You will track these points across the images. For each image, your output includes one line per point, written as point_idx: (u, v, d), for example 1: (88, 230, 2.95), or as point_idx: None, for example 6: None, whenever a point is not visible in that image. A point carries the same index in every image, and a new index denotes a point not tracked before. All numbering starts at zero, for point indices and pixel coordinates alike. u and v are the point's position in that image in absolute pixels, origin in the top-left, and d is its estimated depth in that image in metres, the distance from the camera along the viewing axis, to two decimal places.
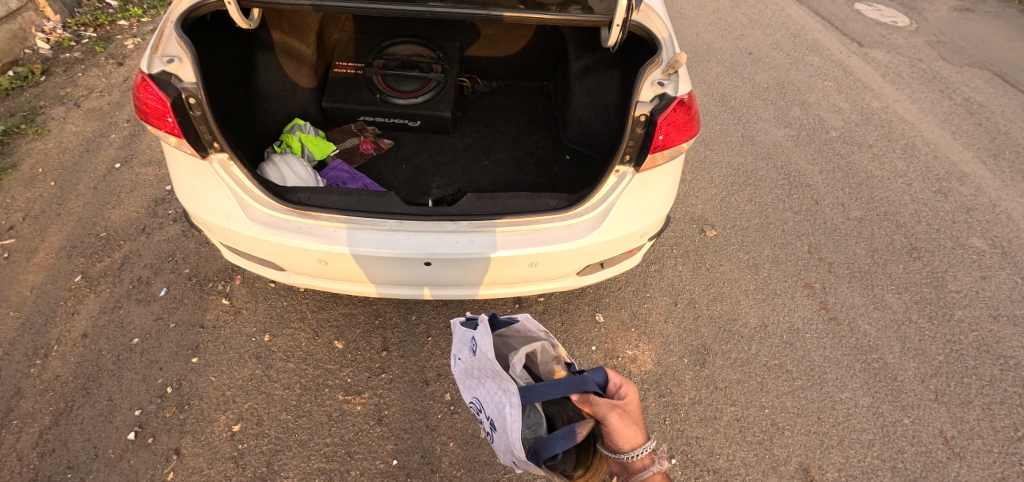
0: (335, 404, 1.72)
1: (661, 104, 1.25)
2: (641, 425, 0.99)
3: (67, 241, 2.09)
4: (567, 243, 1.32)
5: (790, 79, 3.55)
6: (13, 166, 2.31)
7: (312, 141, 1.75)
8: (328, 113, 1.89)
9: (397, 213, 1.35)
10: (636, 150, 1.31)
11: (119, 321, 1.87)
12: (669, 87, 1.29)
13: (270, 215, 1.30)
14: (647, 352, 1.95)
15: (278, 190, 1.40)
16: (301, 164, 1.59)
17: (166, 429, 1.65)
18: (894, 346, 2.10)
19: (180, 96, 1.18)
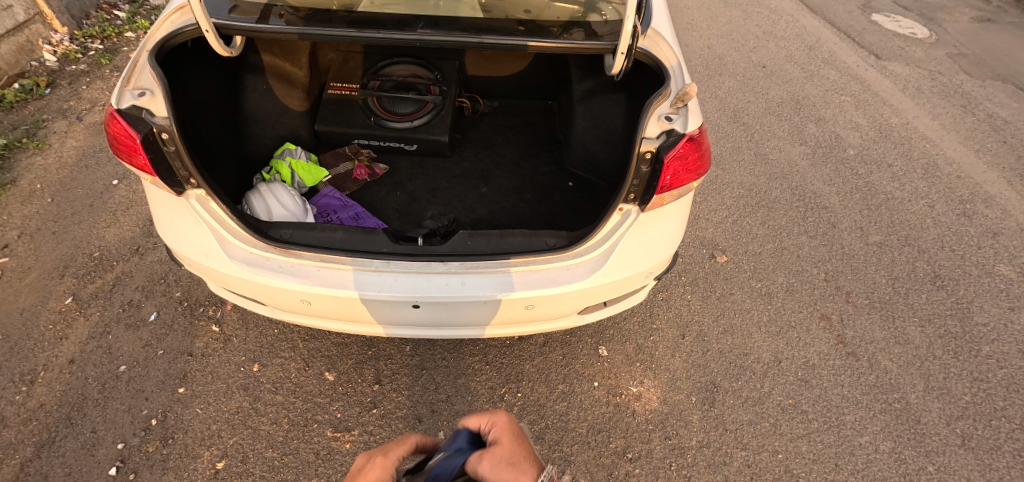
0: (323, 441, 1.63)
1: (669, 142, 1.17)
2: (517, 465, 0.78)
3: (60, 260, 1.97)
4: (564, 286, 1.25)
5: (805, 94, 3.42)
6: (13, 181, 2.21)
7: (303, 167, 1.69)
8: (322, 137, 1.83)
9: (385, 252, 1.28)
10: (641, 188, 1.23)
11: (106, 347, 1.76)
12: (677, 122, 1.21)
13: (251, 254, 1.23)
14: (652, 389, 1.85)
15: (262, 225, 1.34)
16: (289, 191, 1.54)
17: (148, 465, 1.54)
18: (916, 385, 1.98)
19: (152, 132, 1.12)
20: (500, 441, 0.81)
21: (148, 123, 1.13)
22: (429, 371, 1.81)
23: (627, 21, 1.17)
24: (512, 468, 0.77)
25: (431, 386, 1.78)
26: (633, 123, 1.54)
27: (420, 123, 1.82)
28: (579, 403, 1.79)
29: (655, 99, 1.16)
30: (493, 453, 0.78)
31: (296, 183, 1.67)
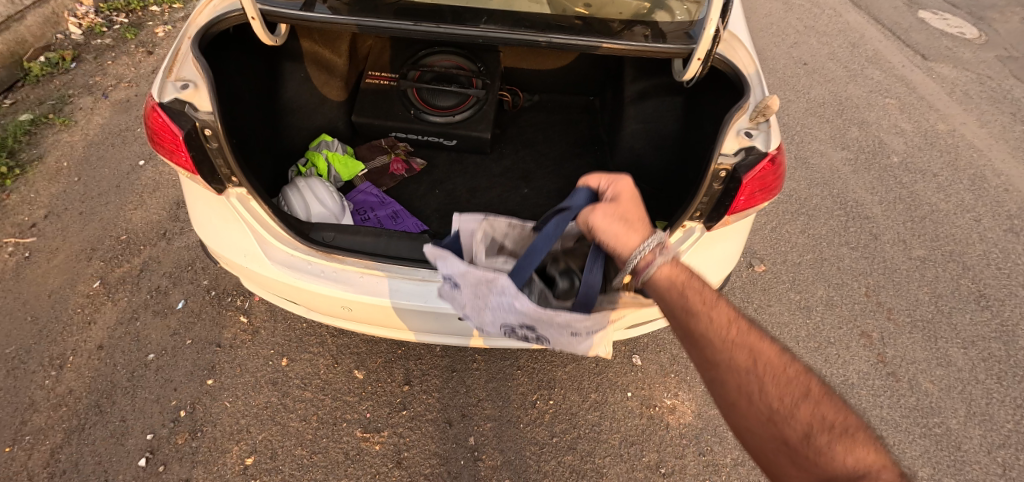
0: (352, 441, 1.60)
1: (748, 160, 1.09)
2: (628, 221, 0.91)
3: (87, 242, 1.94)
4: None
5: (849, 95, 3.28)
6: (39, 158, 2.17)
7: (339, 160, 1.63)
8: (358, 128, 1.77)
9: (432, 260, 1.22)
10: (709, 206, 1.16)
11: (135, 335, 1.74)
12: (757, 139, 1.14)
13: (291, 256, 1.18)
14: (687, 403, 1.80)
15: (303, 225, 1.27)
16: (326, 186, 1.47)
17: (178, 457, 1.55)
18: (957, 410, 1.92)
19: (195, 128, 1.03)
20: (619, 199, 0.94)
21: (191, 118, 1.04)
22: (459, 373, 1.77)
23: (712, 23, 1.13)
24: (623, 223, 0.91)
25: (461, 389, 1.74)
26: (689, 131, 1.48)
27: (461, 119, 1.75)
28: (611, 413, 1.75)
29: (735, 113, 1.07)
30: (611, 208, 0.93)
31: (332, 177, 1.61)
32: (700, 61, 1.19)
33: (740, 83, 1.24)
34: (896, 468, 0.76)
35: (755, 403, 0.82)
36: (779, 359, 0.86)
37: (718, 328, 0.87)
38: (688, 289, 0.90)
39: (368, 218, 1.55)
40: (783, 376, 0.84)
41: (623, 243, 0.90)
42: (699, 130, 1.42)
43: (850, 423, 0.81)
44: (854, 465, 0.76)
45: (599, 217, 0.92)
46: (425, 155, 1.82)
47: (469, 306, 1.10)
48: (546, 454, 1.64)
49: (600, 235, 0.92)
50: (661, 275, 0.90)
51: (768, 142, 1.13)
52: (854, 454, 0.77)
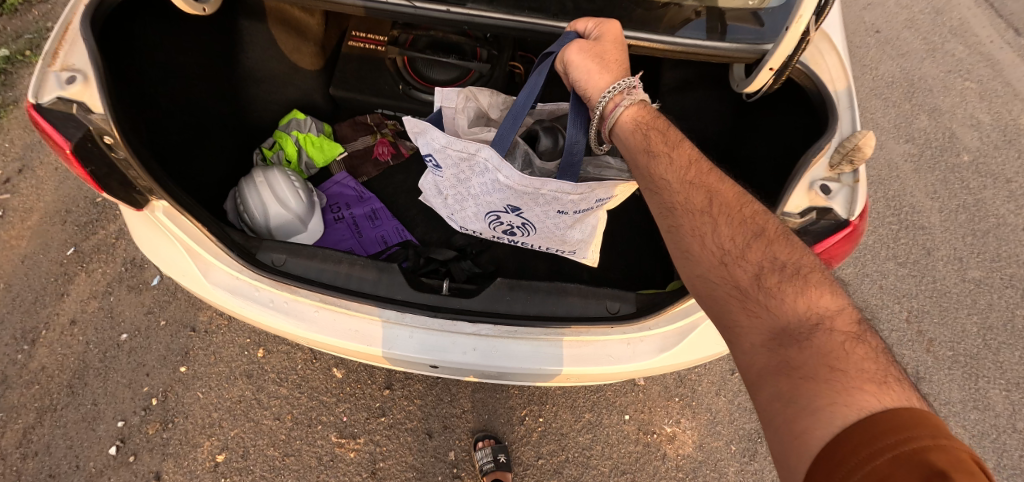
0: (327, 446, 1.51)
1: (819, 227, 0.89)
2: (605, 60, 0.93)
3: (62, 203, 1.81)
4: (621, 366, 1.02)
5: (923, 73, 2.84)
6: (15, 103, 2.01)
7: (314, 142, 1.42)
8: (339, 102, 1.50)
9: (400, 299, 1.03)
10: None
11: (108, 310, 1.63)
12: (838, 195, 0.89)
13: (236, 280, 1.00)
14: (688, 432, 1.66)
15: (251, 240, 1.08)
16: (289, 180, 1.25)
17: (149, 448, 1.48)
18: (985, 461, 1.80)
19: (90, 133, 0.83)
20: (603, 39, 0.95)
21: (83, 122, 0.83)
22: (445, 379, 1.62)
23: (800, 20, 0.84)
24: (598, 60, 0.93)
25: (445, 398, 1.60)
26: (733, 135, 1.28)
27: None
28: (605, 437, 1.62)
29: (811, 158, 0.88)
30: (589, 44, 0.95)
31: (304, 163, 1.41)
32: (771, 71, 0.94)
33: (823, 104, 0.98)
34: (853, 316, 0.69)
35: (707, 246, 0.76)
36: (738, 201, 0.80)
37: (680, 166, 0.85)
38: (655, 130, 0.89)
39: (343, 216, 1.36)
40: (740, 219, 0.78)
41: (595, 78, 0.92)
42: (761, 151, 1.17)
43: (815, 273, 0.73)
44: (805, 312, 0.69)
45: (578, 51, 0.94)
46: None
47: (452, 188, 1.00)
48: (529, 476, 1.55)
49: (576, 67, 0.94)
50: (627, 117, 0.90)
51: (855, 197, 0.89)
52: (806, 298, 0.70)
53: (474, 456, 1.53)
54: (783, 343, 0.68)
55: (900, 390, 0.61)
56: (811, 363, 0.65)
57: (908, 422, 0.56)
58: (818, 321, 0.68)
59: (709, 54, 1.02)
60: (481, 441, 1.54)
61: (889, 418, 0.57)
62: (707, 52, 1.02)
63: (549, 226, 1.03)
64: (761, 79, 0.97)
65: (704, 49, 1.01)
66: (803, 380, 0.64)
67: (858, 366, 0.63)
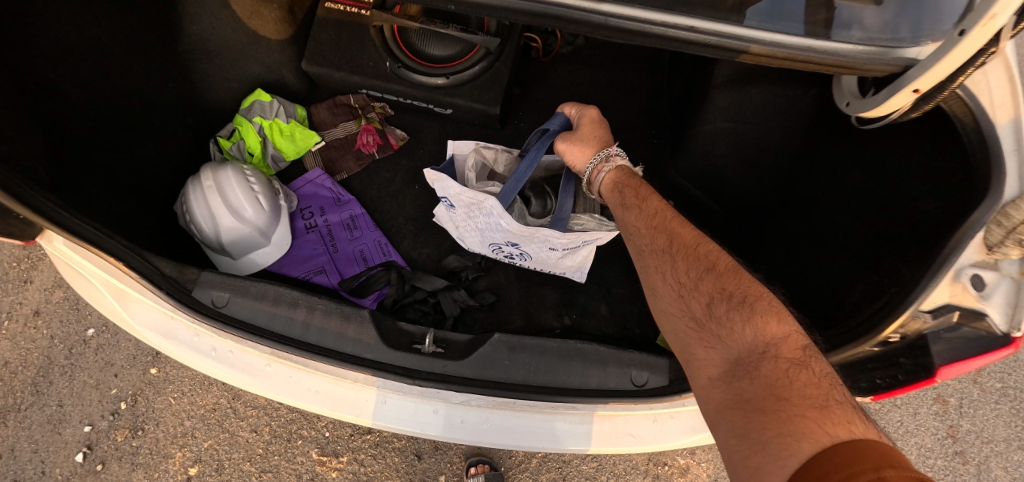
0: (307, 464, 1.43)
1: (956, 335, 0.66)
2: (590, 140, 0.98)
3: None
4: (642, 444, 0.91)
5: None
6: None
7: (283, 131, 1.21)
8: (313, 79, 1.26)
9: (370, 359, 0.88)
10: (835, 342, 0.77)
11: (72, 303, 1.49)
12: (995, 291, 0.63)
13: (171, 322, 0.88)
14: (703, 465, 1.52)
15: (189, 273, 0.89)
16: (246, 183, 1.07)
17: (117, 456, 1.41)
18: None
19: None
20: (585, 124, 1.01)
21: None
22: None
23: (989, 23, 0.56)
24: (583, 143, 0.98)
25: None
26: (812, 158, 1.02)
27: (452, 83, 1.22)
28: (610, 466, 1.49)
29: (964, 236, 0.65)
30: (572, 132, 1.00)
31: (271, 155, 1.21)
32: (916, 95, 0.66)
33: (981, 147, 0.70)
34: (801, 341, 0.66)
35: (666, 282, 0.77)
36: (694, 239, 0.80)
37: (647, 214, 0.86)
38: (634, 188, 0.91)
39: (315, 224, 1.17)
40: (695, 255, 0.78)
41: (582, 156, 0.97)
42: (850, 188, 0.91)
43: (766, 299, 0.70)
44: (752, 340, 0.66)
45: (561, 139, 0.99)
46: (411, 123, 1.33)
47: (461, 224, 1.03)
48: None
49: (564, 151, 0.99)
50: (610, 184, 0.94)
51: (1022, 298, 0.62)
52: (752, 327, 0.67)
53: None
54: (735, 374, 0.65)
55: (851, 420, 0.57)
56: (761, 395, 0.61)
57: (849, 459, 0.52)
58: (769, 349, 0.65)
59: (832, 64, 0.67)
60: (474, 467, 1.43)
61: (839, 455, 0.53)
62: (834, 61, 0.67)
63: (545, 261, 1.06)
64: (897, 101, 0.70)
65: (835, 59, 0.66)
66: (755, 412, 0.61)
67: (800, 391, 0.60)
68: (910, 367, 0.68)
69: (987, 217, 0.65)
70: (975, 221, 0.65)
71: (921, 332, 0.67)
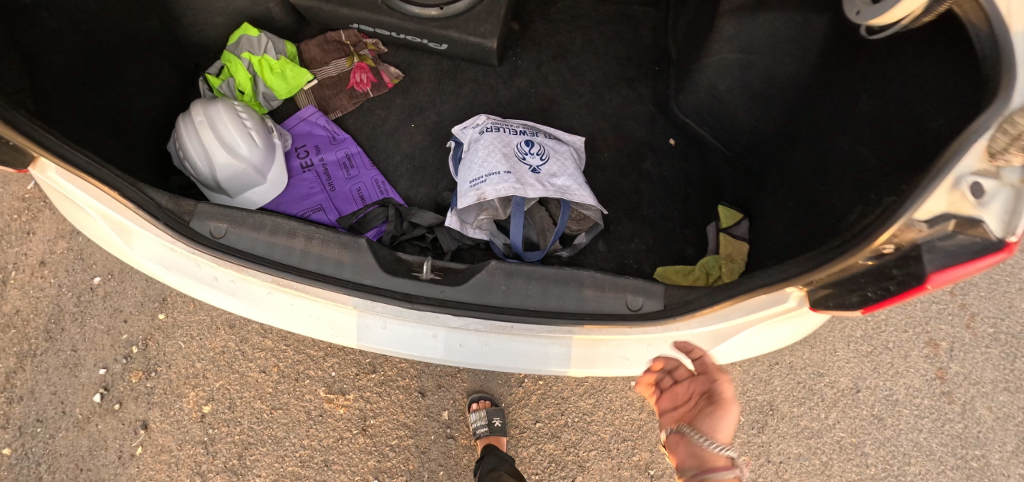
0: (315, 401, 1.48)
1: (952, 243, 0.59)
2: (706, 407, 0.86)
3: None
4: (633, 367, 0.90)
5: None
6: None
7: (273, 68, 1.19)
8: (306, 13, 1.24)
9: (369, 285, 0.86)
10: (830, 281, 0.72)
11: (78, 253, 1.55)
12: (993, 201, 0.57)
13: (174, 254, 0.87)
14: None
15: (183, 205, 0.87)
16: (239, 117, 1.05)
17: (133, 396, 1.47)
18: (1009, 444, 1.69)
19: None
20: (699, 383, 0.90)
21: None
22: None
23: None
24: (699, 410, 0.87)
25: None
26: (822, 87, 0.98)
27: (446, 14, 1.19)
28: (608, 403, 1.54)
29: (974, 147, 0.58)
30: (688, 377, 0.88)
31: (262, 94, 1.19)
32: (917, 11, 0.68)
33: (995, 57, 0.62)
34: None
35: None
36: None
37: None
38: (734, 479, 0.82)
39: (311, 164, 1.17)
40: None
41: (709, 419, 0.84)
42: (859, 112, 0.88)
43: None
44: None
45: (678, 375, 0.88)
46: (406, 60, 1.30)
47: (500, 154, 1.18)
48: (525, 439, 1.50)
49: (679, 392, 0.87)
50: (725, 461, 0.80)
51: (1022, 206, 0.56)
52: None
53: (467, 417, 1.48)
54: None
55: None
56: None
57: None
58: None
59: None
60: (475, 403, 1.48)
61: None
62: None
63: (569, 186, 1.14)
64: (908, 5, 0.67)
65: None
66: None
67: None
68: (903, 275, 0.62)
69: (991, 123, 0.58)
70: (981, 125, 0.58)
71: (917, 242, 0.61)
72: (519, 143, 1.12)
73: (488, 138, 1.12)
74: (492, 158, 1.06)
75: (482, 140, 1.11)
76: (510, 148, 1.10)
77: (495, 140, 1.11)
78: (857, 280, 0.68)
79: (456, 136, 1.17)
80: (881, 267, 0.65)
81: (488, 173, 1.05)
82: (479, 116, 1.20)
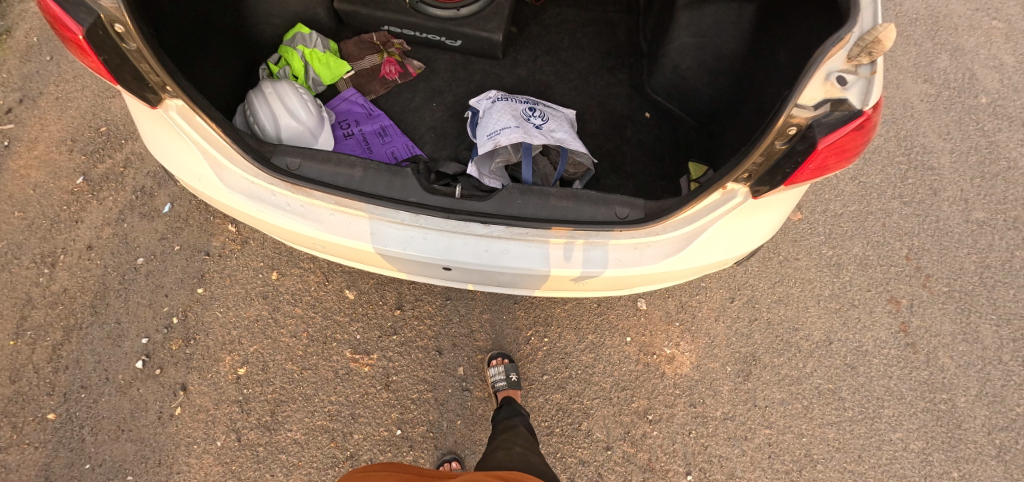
0: (342, 361, 1.62)
1: (830, 119, 0.86)
2: None
3: (66, 132, 1.82)
4: (630, 269, 1.06)
5: (951, 9, 2.67)
6: (6, 31, 1.97)
7: (320, 59, 1.43)
8: (344, 17, 1.51)
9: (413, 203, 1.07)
10: (761, 169, 0.95)
11: (123, 237, 1.71)
12: (853, 87, 0.86)
13: (253, 185, 1.05)
14: (687, 354, 1.75)
15: (266, 146, 1.12)
16: (299, 93, 1.28)
17: (173, 362, 1.59)
18: (971, 388, 1.87)
19: (100, 23, 0.85)
20: None
21: (92, 9, 0.85)
22: (453, 302, 1.72)
23: None
24: None
25: (454, 318, 1.70)
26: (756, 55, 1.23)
27: (461, 15, 1.50)
28: (607, 357, 1.71)
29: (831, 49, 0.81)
30: None
31: (311, 79, 1.42)
32: None
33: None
34: None
35: None
36: None
37: None
38: None
39: (352, 133, 1.38)
40: None
41: None
42: (781, 63, 1.14)
43: None
44: None
45: None
46: (425, 55, 1.56)
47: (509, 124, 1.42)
48: (534, 390, 1.65)
49: None
50: None
51: (868, 89, 0.87)
52: None
53: (486, 372, 1.63)
54: None
55: None
56: None
57: None
58: None
59: None
60: (495, 360, 1.63)
61: None
62: None
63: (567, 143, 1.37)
64: None
65: None
66: None
67: None
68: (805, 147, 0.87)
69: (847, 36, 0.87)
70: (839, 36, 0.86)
71: (809, 122, 0.86)
72: (523, 110, 1.37)
73: (496, 107, 1.36)
74: (504, 119, 1.30)
75: (492, 109, 1.36)
76: (515, 112, 1.35)
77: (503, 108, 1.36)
78: (780, 162, 0.92)
79: (473, 108, 1.42)
80: (793, 147, 0.89)
81: (501, 129, 1.28)
82: (490, 93, 1.46)
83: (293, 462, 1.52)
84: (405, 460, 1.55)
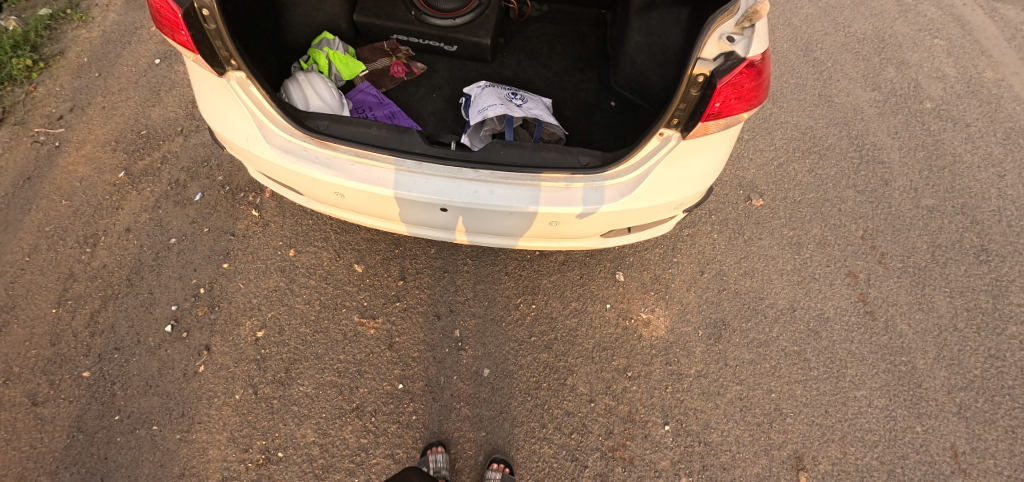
0: (350, 324, 1.81)
1: (725, 66, 1.09)
2: None
3: (112, 135, 2.10)
4: (592, 207, 1.27)
5: (895, 30, 2.99)
6: (61, 53, 2.28)
7: (341, 59, 1.69)
8: (360, 28, 1.81)
9: (416, 154, 1.29)
10: (686, 113, 1.18)
11: (158, 221, 1.93)
12: (739, 44, 1.07)
13: (288, 142, 1.28)
14: (662, 319, 1.93)
15: (299, 113, 1.38)
16: (326, 82, 1.55)
17: (198, 326, 1.78)
18: (928, 352, 2.01)
19: (192, 7, 1.11)
20: None
21: None
22: (450, 273, 1.92)
23: None
24: None
25: (451, 287, 1.90)
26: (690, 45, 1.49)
27: (456, 24, 1.78)
28: (589, 321, 1.89)
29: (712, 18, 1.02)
30: None
31: (333, 76, 1.68)
32: None
33: None
34: None
35: None
36: None
37: None
38: None
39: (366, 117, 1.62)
40: None
41: None
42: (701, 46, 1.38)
43: None
44: None
45: None
46: (426, 59, 1.85)
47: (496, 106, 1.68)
48: (524, 350, 1.82)
49: None
50: None
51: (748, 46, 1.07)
52: None
53: None
54: None
55: None
56: None
57: None
58: None
59: None
60: None
61: None
62: None
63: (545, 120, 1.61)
64: None
65: None
66: None
67: None
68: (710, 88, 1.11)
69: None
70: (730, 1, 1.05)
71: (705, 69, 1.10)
72: (505, 92, 1.62)
73: (482, 91, 1.63)
74: (491, 98, 1.55)
75: (479, 93, 1.62)
76: (499, 94, 1.60)
77: (489, 91, 1.62)
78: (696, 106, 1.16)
79: (467, 94, 1.68)
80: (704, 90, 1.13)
81: (488, 105, 1.52)
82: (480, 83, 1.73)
83: (304, 413, 1.67)
84: (405, 412, 1.69)
